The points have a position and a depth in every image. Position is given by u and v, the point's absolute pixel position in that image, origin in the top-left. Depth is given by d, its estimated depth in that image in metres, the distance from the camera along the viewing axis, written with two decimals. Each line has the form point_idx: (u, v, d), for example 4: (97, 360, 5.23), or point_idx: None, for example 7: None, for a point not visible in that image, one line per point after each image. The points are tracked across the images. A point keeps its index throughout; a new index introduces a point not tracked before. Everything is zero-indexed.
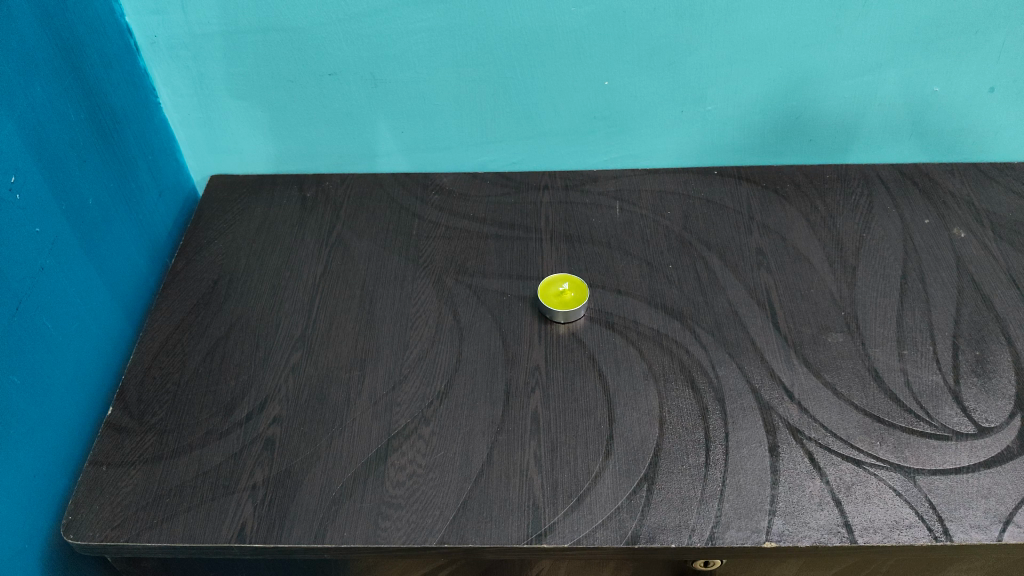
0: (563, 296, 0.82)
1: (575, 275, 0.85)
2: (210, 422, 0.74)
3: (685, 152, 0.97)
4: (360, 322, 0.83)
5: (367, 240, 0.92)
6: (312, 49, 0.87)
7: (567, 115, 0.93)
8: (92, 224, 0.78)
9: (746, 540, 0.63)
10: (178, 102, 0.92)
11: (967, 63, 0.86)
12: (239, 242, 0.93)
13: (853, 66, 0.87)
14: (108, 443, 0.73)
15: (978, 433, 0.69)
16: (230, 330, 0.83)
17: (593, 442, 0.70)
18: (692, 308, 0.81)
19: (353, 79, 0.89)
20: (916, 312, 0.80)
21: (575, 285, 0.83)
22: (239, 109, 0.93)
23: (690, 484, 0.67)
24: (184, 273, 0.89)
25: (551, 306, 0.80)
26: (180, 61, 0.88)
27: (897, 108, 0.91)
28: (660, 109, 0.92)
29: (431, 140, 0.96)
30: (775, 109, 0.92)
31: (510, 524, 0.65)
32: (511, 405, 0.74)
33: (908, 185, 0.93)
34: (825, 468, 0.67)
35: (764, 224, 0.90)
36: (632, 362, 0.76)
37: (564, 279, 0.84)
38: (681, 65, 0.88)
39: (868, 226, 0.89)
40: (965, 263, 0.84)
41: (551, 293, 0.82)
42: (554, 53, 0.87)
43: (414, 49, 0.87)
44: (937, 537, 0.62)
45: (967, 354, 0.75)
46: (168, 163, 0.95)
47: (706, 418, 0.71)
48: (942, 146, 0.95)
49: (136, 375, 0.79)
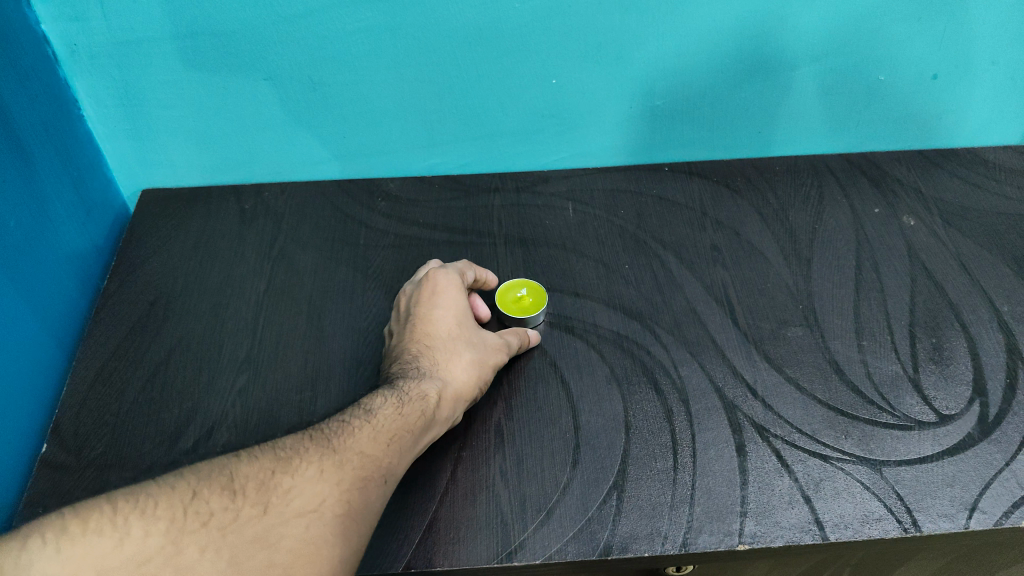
0: (519, 302, 0.80)
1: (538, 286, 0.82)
2: (155, 453, 0.70)
3: (635, 148, 0.95)
4: (310, 339, 0.80)
5: (313, 252, 0.89)
6: (245, 54, 0.82)
7: (514, 115, 0.90)
8: (14, 249, 0.72)
9: (718, 544, 0.62)
10: (103, 113, 0.86)
11: (910, 50, 0.84)
12: (174, 261, 0.89)
13: (799, 56, 0.85)
14: (44, 482, 0.69)
15: (939, 421, 0.69)
16: (171, 352, 0.79)
17: (560, 452, 0.68)
18: (651, 309, 0.80)
19: (290, 84, 0.85)
20: (872, 302, 0.80)
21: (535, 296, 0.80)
22: (170, 120, 0.88)
23: (660, 490, 0.65)
24: (118, 296, 0.85)
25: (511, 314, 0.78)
26: (104, 71, 0.82)
27: (843, 97, 0.89)
28: (608, 107, 0.90)
29: (376, 144, 0.93)
30: (726, 103, 0.90)
31: (479, 543, 0.63)
32: (474, 419, 0.71)
33: (856, 174, 0.94)
34: (792, 465, 0.67)
35: (718, 219, 0.89)
36: (594, 366, 0.75)
37: (525, 288, 0.81)
38: (630, 58, 0.85)
39: (820, 218, 0.89)
40: (916, 250, 0.85)
41: (507, 301, 0.80)
42: (498, 51, 0.83)
43: (353, 50, 0.82)
44: (906, 528, 0.62)
45: (925, 341, 0.76)
46: (97, 180, 0.89)
47: (672, 420, 0.70)
48: (886, 132, 0.94)
49: (72, 408, 0.75)
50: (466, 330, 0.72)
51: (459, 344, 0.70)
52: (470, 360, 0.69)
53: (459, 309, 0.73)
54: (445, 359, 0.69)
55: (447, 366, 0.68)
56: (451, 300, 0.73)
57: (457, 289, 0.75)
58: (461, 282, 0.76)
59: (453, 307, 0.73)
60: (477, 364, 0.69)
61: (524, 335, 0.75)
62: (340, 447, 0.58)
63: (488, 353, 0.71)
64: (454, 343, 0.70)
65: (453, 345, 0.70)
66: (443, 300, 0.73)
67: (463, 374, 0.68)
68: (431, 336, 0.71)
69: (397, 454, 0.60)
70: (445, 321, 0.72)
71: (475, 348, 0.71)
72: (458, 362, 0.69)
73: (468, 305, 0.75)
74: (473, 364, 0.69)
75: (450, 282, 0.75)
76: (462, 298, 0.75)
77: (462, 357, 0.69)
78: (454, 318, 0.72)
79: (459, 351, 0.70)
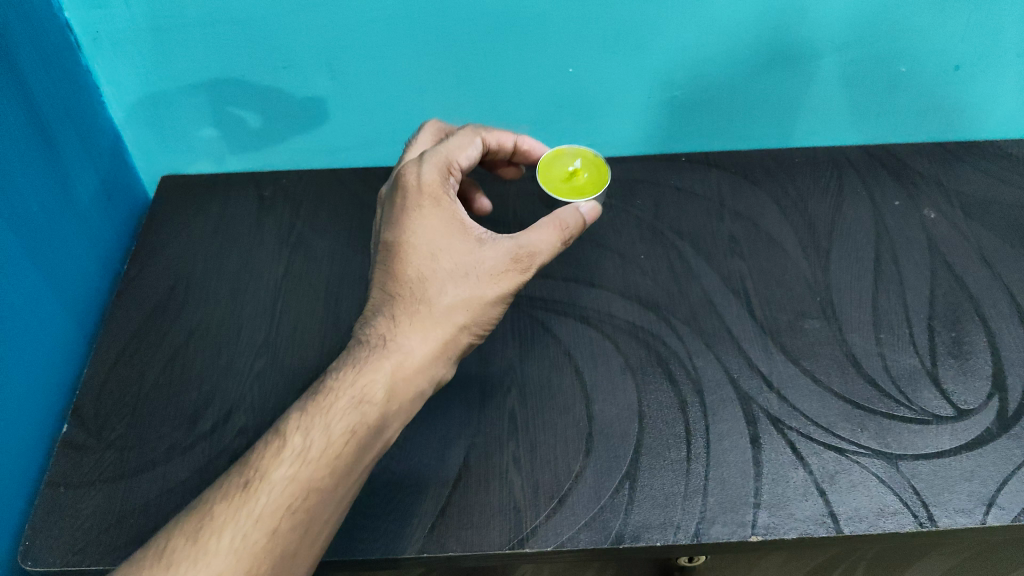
0: (573, 180, 0.75)
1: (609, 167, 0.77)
2: (173, 436, 0.72)
3: (652, 137, 0.95)
4: (326, 325, 0.81)
5: (330, 238, 0.90)
6: (266, 42, 0.82)
7: (531, 104, 0.90)
8: (37, 233, 0.73)
9: (732, 534, 0.62)
10: (124, 100, 0.87)
11: (932, 41, 0.83)
12: (193, 246, 0.90)
13: (819, 46, 0.84)
14: (66, 462, 0.71)
15: (957, 415, 0.69)
16: (190, 336, 0.80)
17: (573, 440, 0.68)
18: (668, 300, 0.80)
19: (309, 71, 0.85)
20: (891, 295, 0.79)
21: (595, 178, 0.75)
22: (190, 106, 0.88)
23: (674, 480, 0.65)
24: (138, 280, 0.86)
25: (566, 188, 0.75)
26: (126, 57, 0.83)
27: (864, 89, 0.88)
28: (626, 96, 0.89)
29: (394, 131, 0.93)
30: (746, 93, 0.89)
31: (491, 529, 0.63)
32: (487, 406, 0.71)
33: (877, 165, 0.93)
34: (807, 457, 0.66)
35: (736, 210, 0.89)
36: (608, 356, 0.75)
37: (586, 163, 0.77)
38: (649, 48, 0.84)
39: (839, 210, 0.88)
40: (937, 243, 0.84)
41: (558, 172, 0.76)
42: (516, 38, 0.83)
43: (372, 38, 0.83)
44: (922, 523, 0.62)
45: (944, 335, 0.75)
46: (119, 166, 0.90)
47: (685, 411, 0.70)
48: (907, 124, 0.93)
49: (92, 390, 0.76)
50: (444, 264, 0.63)
51: (433, 290, 0.63)
52: (447, 308, 0.62)
53: (432, 238, 0.64)
54: (412, 316, 0.62)
55: (416, 328, 0.62)
56: (425, 226, 0.65)
57: (438, 203, 0.65)
58: (444, 192, 0.66)
59: (424, 238, 0.64)
60: (458, 308, 0.63)
61: (553, 228, 0.66)
62: (213, 545, 0.52)
63: (477, 286, 0.63)
64: (426, 290, 0.63)
65: (424, 293, 0.63)
66: (416, 226, 0.64)
67: (427, 339, 0.62)
68: (402, 280, 0.64)
69: (288, 537, 0.55)
70: (420, 257, 0.64)
71: (456, 287, 0.63)
72: (432, 314, 0.62)
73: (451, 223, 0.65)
74: (452, 313, 0.63)
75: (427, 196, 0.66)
76: (440, 218, 0.65)
77: (432, 309, 0.62)
78: (425, 254, 0.64)
79: (429, 303, 0.63)
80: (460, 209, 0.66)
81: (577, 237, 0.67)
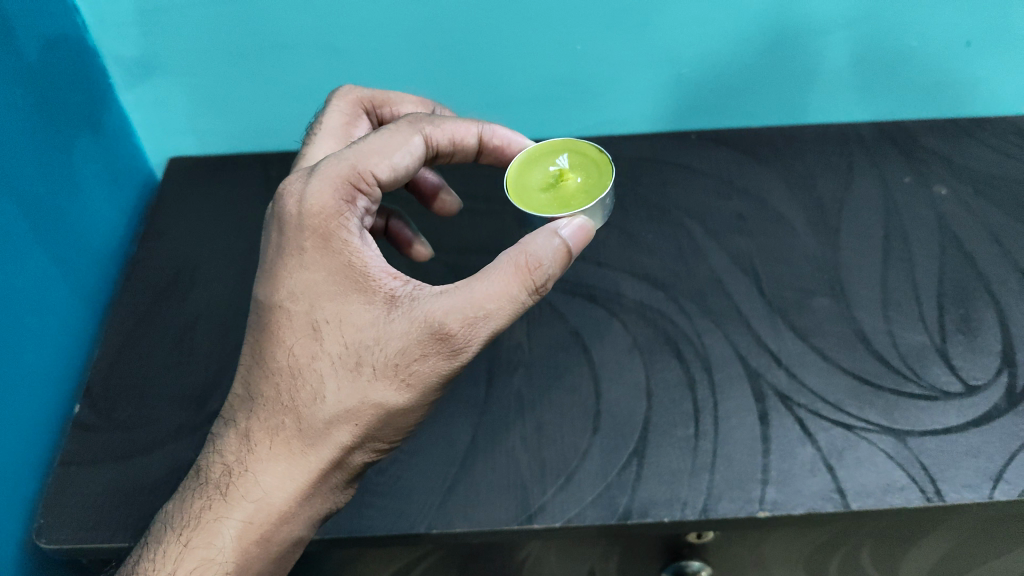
0: (558, 185, 0.66)
1: (608, 168, 0.66)
2: (182, 416, 0.73)
3: (661, 116, 0.94)
4: None
5: None
6: (270, 21, 0.82)
7: (538, 82, 0.89)
8: (46, 215, 0.73)
9: (739, 510, 0.62)
10: (129, 82, 0.86)
11: (942, 14, 0.82)
12: (200, 229, 0.90)
13: (827, 21, 0.83)
14: (76, 441, 0.72)
15: (966, 392, 0.68)
16: (197, 317, 0.81)
17: (580, 418, 0.69)
18: (675, 279, 0.80)
19: (312, 51, 0.85)
20: (901, 272, 0.79)
21: (588, 185, 0.66)
22: (195, 88, 0.88)
23: (681, 457, 0.65)
24: (146, 261, 0.87)
25: (547, 196, 0.65)
26: (131, 39, 0.82)
27: (872, 65, 0.87)
28: (633, 74, 0.89)
29: None
30: (754, 70, 0.88)
31: (498, 507, 0.64)
32: (494, 385, 0.72)
33: (887, 142, 0.92)
34: (815, 434, 0.66)
35: (745, 188, 0.88)
36: (615, 335, 0.75)
37: (575, 165, 0.67)
38: (656, 24, 0.83)
39: (849, 188, 0.88)
40: (947, 221, 0.84)
41: (542, 177, 0.67)
42: (521, 15, 0.83)
43: (376, 16, 0.82)
44: (929, 498, 0.62)
45: (953, 312, 0.75)
46: (126, 148, 0.90)
47: (694, 388, 0.70)
48: (917, 101, 0.92)
49: (102, 372, 0.77)
50: (330, 348, 0.58)
51: (304, 400, 0.58)
52: (323, 425, 0.57)
53: (317, 306, 0.58)
54: (282, 436, 0.58)
55: (275, 458, 0.58)
56: (309, 287, 0.59)
57: (320, 256, 0.59)
58: (329, 238, 0.59)
59: (304, 311, 0.58)
60: (337, 419, 0.57)
61: (505, 280, 0.57)
62: None
63: (358, 388, 0.57)
64: (297, 400, 0.58)
65: (297, 402, 0.58)
66: (292, 291, 0.59)
67: (293, 474, 0.57)
68: (276, 371, 0.59)
69: None
70: (294, 345, 0.58)
71: (334, 394, 0.57)
72: (298, 433, 0.58)
73: (349, 283, 0.58)
74: (327, 434, 0.58)
75: (305, 249, 0.59)
76: (328, 271, 0.59)
77: (302, 428, 0.58)
78: (301, 346, 0.58)
79: (300, 417, 0.58)
80: (352, 262, 0.59)
81: (549, 276, 0.57)
